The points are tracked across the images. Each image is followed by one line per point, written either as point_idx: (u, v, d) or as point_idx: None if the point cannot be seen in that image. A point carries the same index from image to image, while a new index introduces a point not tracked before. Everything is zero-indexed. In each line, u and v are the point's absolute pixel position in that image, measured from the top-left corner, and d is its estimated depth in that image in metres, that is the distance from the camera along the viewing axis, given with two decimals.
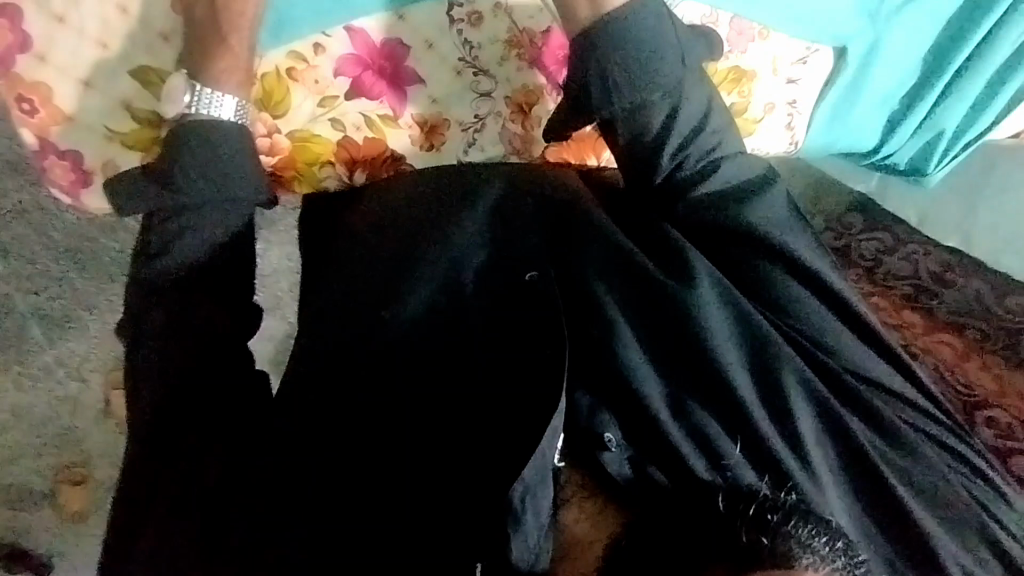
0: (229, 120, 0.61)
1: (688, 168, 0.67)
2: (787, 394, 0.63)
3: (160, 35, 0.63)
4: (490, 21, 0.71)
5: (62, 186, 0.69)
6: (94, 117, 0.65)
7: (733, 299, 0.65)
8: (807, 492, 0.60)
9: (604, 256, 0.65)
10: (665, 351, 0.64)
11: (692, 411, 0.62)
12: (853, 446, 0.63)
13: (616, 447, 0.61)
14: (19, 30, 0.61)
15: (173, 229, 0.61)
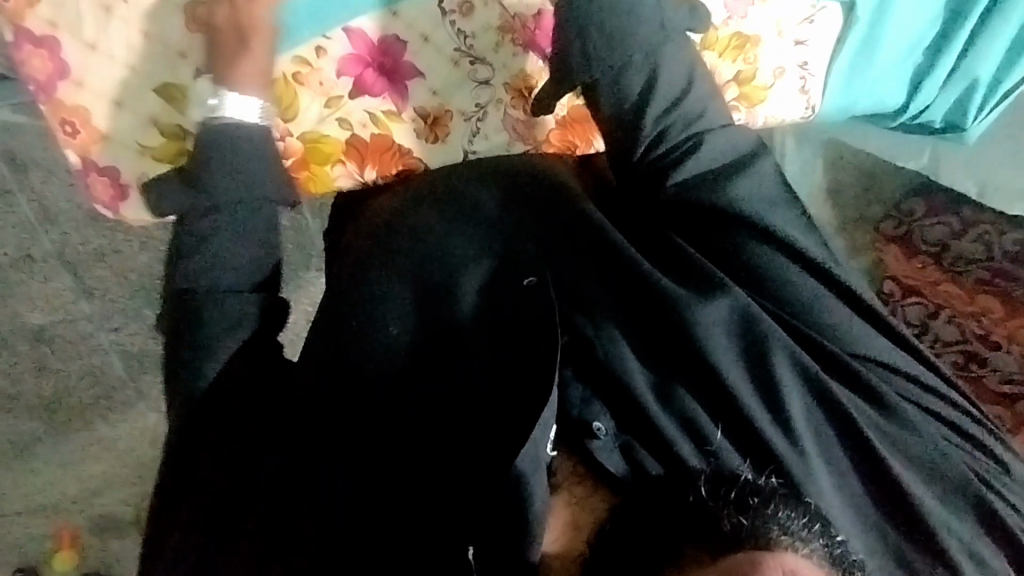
0: (254, 121, 0.65)
1: (670, 146, 0.68)
2: (776, 375, 0.61)
3: (177, 53, 0.68)
4: (481, 10, 0.73)
5: (103, 202, 0.74)
6: (128, 134, 0.70)
7: (721, 285, 0.64)
8: (792, 470, 0.58)
9: (589, 248, 0.67)
10: (649, 335, 0.64)
11: (678, 394, 0.61)
12: (845, 423, 0.61)
13: (606, 436, 0.60)
14: (58, 59, 0.67)
15: (204, 228, 0.63)
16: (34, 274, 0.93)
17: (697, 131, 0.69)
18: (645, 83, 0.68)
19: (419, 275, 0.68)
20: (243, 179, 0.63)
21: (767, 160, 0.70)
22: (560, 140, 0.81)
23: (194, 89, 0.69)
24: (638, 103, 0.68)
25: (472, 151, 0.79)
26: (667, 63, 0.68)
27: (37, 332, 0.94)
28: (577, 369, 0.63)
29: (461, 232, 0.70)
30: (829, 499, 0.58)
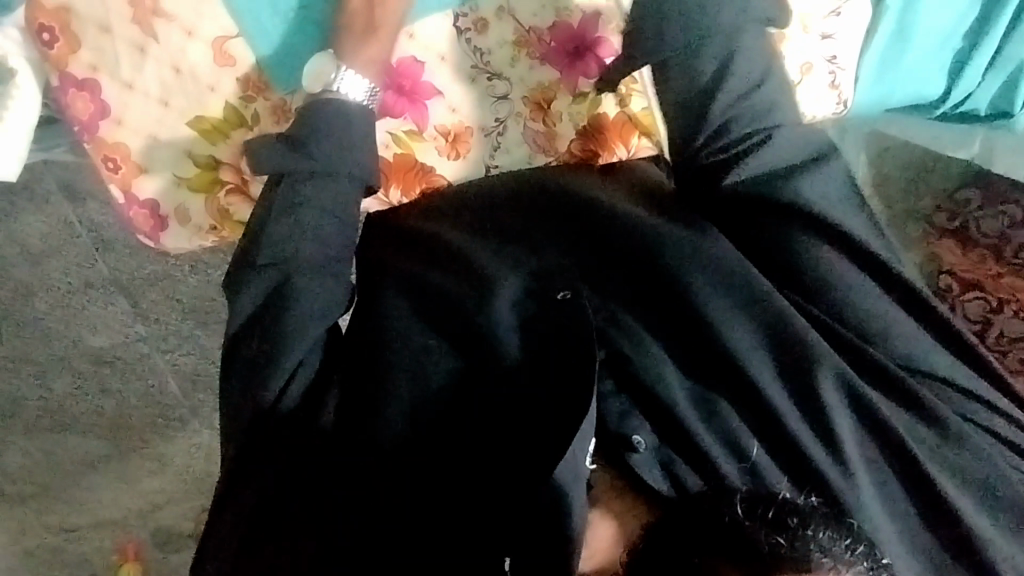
0: (360, 101, 0.64)
1: (733, 142, 0.65)
2: (821, 392, 0.60)
3: (207, 87, 0.71)
4: (496, 26, 0.74)
5: (144, 232, 0.77)
6: (165, 167, 0.74)
7: (764, 299, 0.62)
8: (837, 491, 0.57)
9: (625, 261, 0.65)
10: (693, 346, 0.62)
11: (720, 408, 0.61)
12: (889, 439, 0.60)
13: (645, 450, 0.58)
14: (99, 100, 0.71)
15: (296, 195, 0.62)
16: (96, 300, 0.99)
17: (764, 129, 0.65)
18: (722, 62, 0.64)
19: (450, 285, 0.66)
20: (342, 155, 0.63)
21: (835, 160, 0.66)
22: (581, 151, 0.79)
23: (222, 120, 0.72)
24: (706, 90, 0.64)
25: (494, 165, 0.79)
26: (744, 52, 0.64)
27: (98, 353, 1.00)
28: (614, 371, 0.61)
29: (490, 248, 0.68)
30: (874, 512, 0.58)
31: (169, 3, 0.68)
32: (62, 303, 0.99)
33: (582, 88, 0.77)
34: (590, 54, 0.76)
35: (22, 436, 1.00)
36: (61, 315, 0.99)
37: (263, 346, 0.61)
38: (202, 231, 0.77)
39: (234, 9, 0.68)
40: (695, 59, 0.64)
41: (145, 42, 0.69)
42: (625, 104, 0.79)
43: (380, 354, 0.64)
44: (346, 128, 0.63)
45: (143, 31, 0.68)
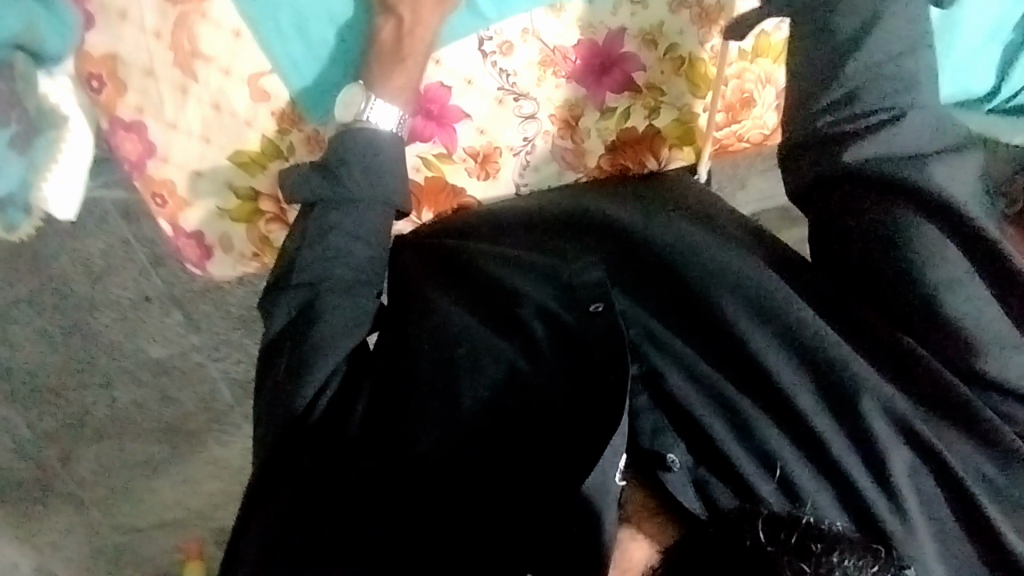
0: (389, 129, 0.66)
1: (865, 117, 0.61)
2: (867, 420, 0.57)
3: (245, 122, 0.73)
4: (521, 47, 0.73)
5: (192, 261, 0.81)
6: (209, 200, 0.77)
7: (807, 325, 0.60)
8: (882, 520, 0.54)
9: (673, 286, 0.64)
10: (744, 364, 0.60)
11: (754, 426, 0.58)
12: (935, 461, 0.57)
13: (678, 469, 0.56)
14: (145, 140, 0.74)
15: (331, 221, 0.64)
16: (153, 313, 1.00)
17: (898, 104, 0.62)
18: (863, 24, 0.61)
19: (478, 303, 0.67)
20: (373, 181, 0.64)
21: (965, 152, 0.63)
22: (611, 165, 0.80)
23: (259, 152, 0.75)
24: (844, 52, 0.61)
25: (523, 184, 0.80)
26: (890, 18, 0.61)
27: (155, 364, 1.02)
28: (653, 391, 0.60)
29: (522, 267, 0.67)
30: (924, 540, 0.54)
31: (205, 45, 0.70)
32: (125, 317, 0.99)
33: (609, 103, 0.77)
34: (616, 70, 0.75)
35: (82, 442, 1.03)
36: (121, 329, 0.99)
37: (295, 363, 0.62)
38: (244, 257, 0.80)
39: (266, 46, 0.70)
40: (836, 17, 0.62)
41: (185, 83, 0.72)
42: (654, 117, 0.78)
43: (404, 373, 0.63)
44: (373, 162, 0.64)
45: (184, 72, 0.71)
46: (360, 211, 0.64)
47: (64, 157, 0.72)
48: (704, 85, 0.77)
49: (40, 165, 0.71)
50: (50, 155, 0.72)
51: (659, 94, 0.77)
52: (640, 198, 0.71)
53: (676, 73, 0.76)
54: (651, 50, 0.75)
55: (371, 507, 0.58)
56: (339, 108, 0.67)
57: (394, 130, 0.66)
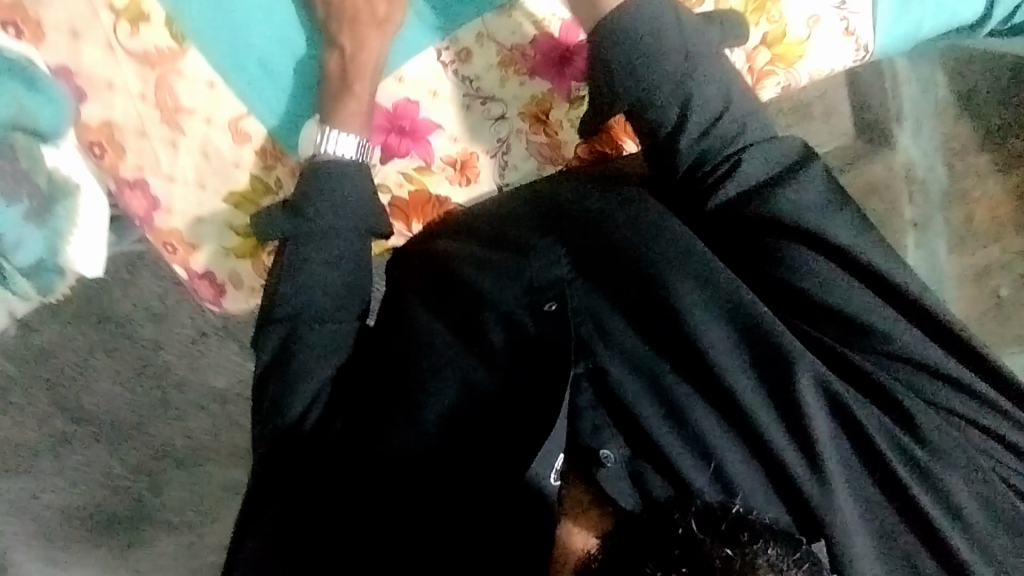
0: (353, 155, 0.70)
1: (710, 165, 0.65)
2: (803, 401, 0.57)
3: (232, 164, 0.77)
4: (478, 52, 0.75)
5: (209, 299, 0.85)
6: (213, 242, 0.82)
7: (743, 306, 0.60)
8: (809, 498, 0.55)
9: (615, 282, 0.64)
10: (679, 358, 0.60)
11: (690, 414, 0.59)
12: (860, 441, 0.57)
13: (613, 463, 0.57)
14: (149, 195, 0.79)
15: (304, 252, 0.67)
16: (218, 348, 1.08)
17: (733, 150, 0.64)
18: (681, 106, 0.65)
19: (455, 311, 0.68)
20: (341, 209, 0.68)
21: (813, 171, 0.63)
22: (588, 153, 0.79)
23: (251, 190, 0.79)
24: (677, 122, 0.65)
25: (504, 183, 0.81)
26: (701, 80, 0.65)
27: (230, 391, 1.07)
28: (598, 387, 0.61)
29: (489, 266, 0.70)
30: (849, 518, 0.55)
31: (186, 99, 0.74)
32: (188, 352, 1.10)
33: (576, 93, 0.77)
34: (577, 58, 0.76)
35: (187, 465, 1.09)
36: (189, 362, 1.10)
37: (283, 381, 0.66)
38: (255, 290, 0.85)
39: (240, 91, 0.74)
40: (655, 107, 0.65)
41: (174, 137, 0.76)
42: None
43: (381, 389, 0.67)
44: (339, 194, 0.68)
45: (172, 127, 0.76)
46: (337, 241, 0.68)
47: (82, 221, 0.78)
48: None
49: (62, 232, 0.76)
50: (70, 221, 0.77)
51: None
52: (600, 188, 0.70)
53: None
54: None
55: (370, 509, 0.61)
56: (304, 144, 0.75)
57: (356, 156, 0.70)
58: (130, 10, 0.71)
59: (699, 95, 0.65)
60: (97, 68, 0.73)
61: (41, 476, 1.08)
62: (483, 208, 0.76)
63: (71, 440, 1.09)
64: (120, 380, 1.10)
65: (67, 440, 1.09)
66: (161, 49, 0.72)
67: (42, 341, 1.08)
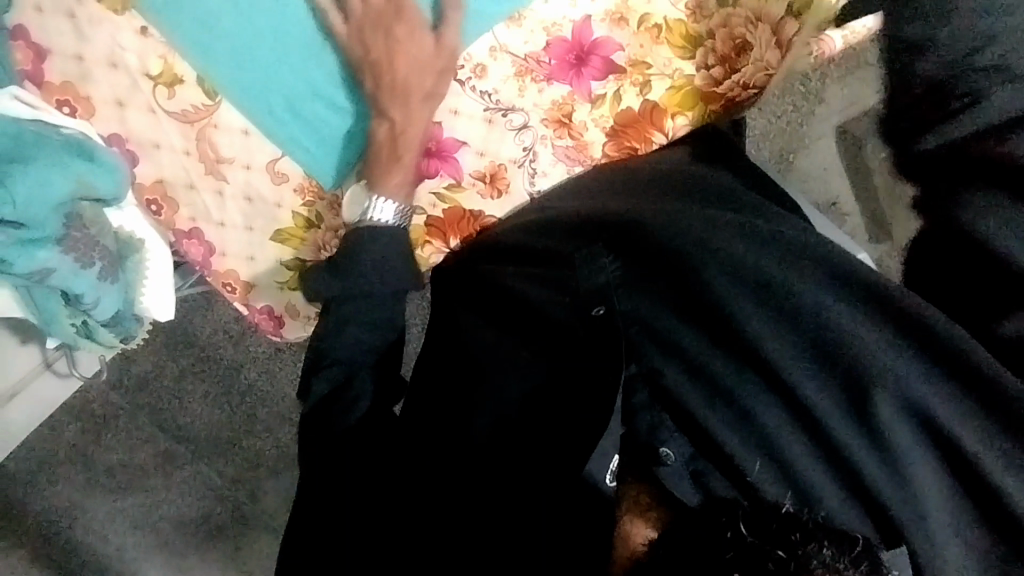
0: (391, 221, 0.73)
1: (959, 89, 0.51)
2: (875, 402, 0.51)
3: (275, 203, 0.81)
4: (493, 65, 0.75)
5: (269, 331, 0.90)
6: (267, 278, 0.85)
7: (801, 297, 0.55)
8: (885, 503, 0.50)
9: (657, 282, 0.62)
10: (748, 356, 0.55)
11: (753, 413, 0.54)
12: (954, 455, 0.49)
13: (675, 461, 0.55)
14: (204, 241, 0.84)
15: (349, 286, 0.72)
16: (288, 362, 1.18)
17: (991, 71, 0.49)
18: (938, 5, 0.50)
19: (498, 319, 0.72)
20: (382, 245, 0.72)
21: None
22: (618, 150, 0.78)
23: (297, 226, 0.83)
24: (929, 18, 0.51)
25: (536, 191, 0.80)
26: None
27: None
28: (654, 389, 0.58)
29: (531, 278, 0.70)
30: (934, 525, 0.49)
31: (225, 149, 0.78)
32: (266, 368, 1.18)
33: (597, 92, 0.76)
34: (594, 57, 0.74)
35: (282, 473, 1.18)
36: (267, 378, 1.18)
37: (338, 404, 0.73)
38: (311, 319, 0.88)
39: (272, 135, 0.77)
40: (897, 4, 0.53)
41: (219, 185, 0.80)
42: (648, 92, 0.76)
43: (448, 411, 0.71)
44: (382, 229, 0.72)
45: (216, 177, 0.80)
46: (384, 265, 0.72)
47: (150, 271, 0.85)
48: (691, 45, 0.74)
49: (134, 283, 0.84)
50: (139, 273, 0.84)
51: (645, 67, 0.75)
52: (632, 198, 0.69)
53: (657, 41, 0.74)
54: (623, 27, 0.74)
55: (422, 521, 0.68)
56: (354, 209, 0.76)
57: (397, 222, 0.74)
58: (164, 74, 0.75)
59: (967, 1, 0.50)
60: (143, 130, 0.78)
61: (154, 491, 1.18)
62: (524, 223, 0.76)
63: (174, 459, 1.18)
64: (211, 401, 1.19)
65: (171, 458, 1.18)
66: (197, 106, 0.76)
67: (139, 370, 1.19)
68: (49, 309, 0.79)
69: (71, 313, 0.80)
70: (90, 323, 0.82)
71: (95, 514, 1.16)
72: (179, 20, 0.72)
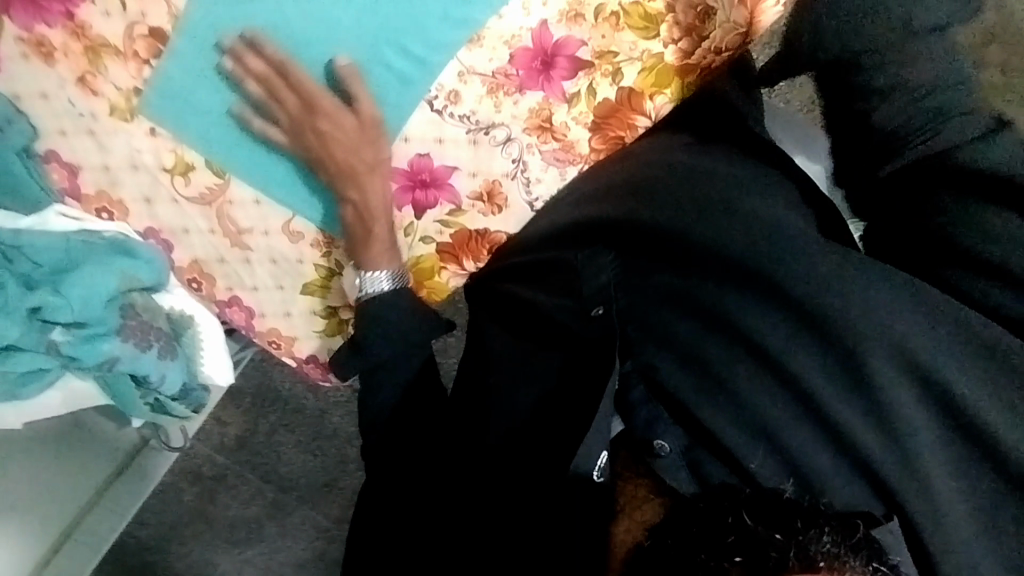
0: (389, 285, 0.77)
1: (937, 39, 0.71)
2: (870, 366, 0.59)
3: (297, 259, 0.86)
4: (465, 89, 0.76)
5: (317, 377, 0.95)
6: (305, 329, 0.91)
7: (784, 290, 0.62)
8: (879, 466, 0.58)
9: (652, 285, 0.69)
10: (740, 343, 0.64)
11: (745, 397, 0.62)
12: (938, 395, 0.59)
13: (669, 453, 0.60)
14: (245, 307, 0.90)
15: (369, 335, 0.76)
16: None
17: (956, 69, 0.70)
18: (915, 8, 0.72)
19: (518, 328, 0.78)
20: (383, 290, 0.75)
21: (1007, 134, 0.66)
22: (603, 142, 0.79)
23: (320, 277, 0.88)
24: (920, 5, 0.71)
25: (534, 199, 0.82)
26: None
27: None
28: (647, 381, 0.66)
29: (540, 285, 0.75)
30: (935, 489, 0.57)
31: (244, 220, 0.84)
32: (349, 409, 1.26)
33: (570, 90, 0.77)
34: (560, 59, 0.75)
35: None
36: (351, 418, 1.26)
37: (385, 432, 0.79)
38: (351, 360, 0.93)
39: (282, 199, 0.83)
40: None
41: (245, 254, 0.86)
42: (620, 79, 0.76)
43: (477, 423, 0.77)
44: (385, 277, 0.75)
45: (241, 247, 0.86)
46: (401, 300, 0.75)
47: (206, 341, 0.92)
48: (652, 24, 0.75)
49: (193, 356, 0.91)
50: (195, 346, 0.91)
51: (612, 55, 0.75)
52: (625, 189, 0.72)
53: (618, 28, 0.75)
54: (581, 23, 0.74)
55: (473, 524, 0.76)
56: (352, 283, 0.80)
57: (393, 287, 0.77)
58: (177, 165, 0.81)
59: (906, 47, 0.70)
60: (171, 219, 0.85)
61: (271, 540, 1.26)
62: (532, 234, 0.78)
63: (284, 507, 1.27)
64: (305, 447, 1.26)
65: (280, 506, 1.27)
66: (211, 187, 0.82)
67: (236, 430, 1.27)
68: (124, 392, 0.87)
69: (143, 393, 0.89)
70: (161, 400, 0.91)
71: (226, 569, 1.26)
72: (177, 114, 0.78)
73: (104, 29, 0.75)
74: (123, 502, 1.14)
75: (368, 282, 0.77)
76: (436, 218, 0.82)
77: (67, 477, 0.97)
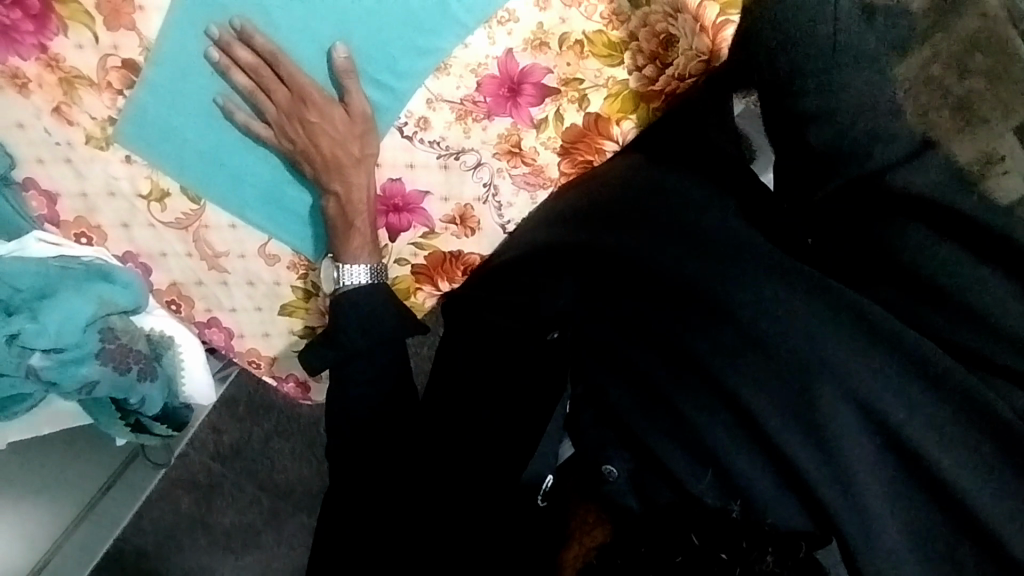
0: (367, 279, 0.78)
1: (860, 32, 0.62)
2: (820, 405, 0.59)
3: (273, 281, 0.88)
4: (434, 116, 0.78)
5: (296, 395, 0.97)
6: (284, 349, 0.92)
7: (735, 319, 0.62)
8: (824, 497, 0.58)
9: (616, 311, 0.69)
10: (691, 372, 0.64)
11: (694, 421, 0.63)
12: (886, 430, 0.58)
13: (617, 478, 0.66)
14: (225, 328, 0.92)
15: (342, 358, 0.77)
16: None
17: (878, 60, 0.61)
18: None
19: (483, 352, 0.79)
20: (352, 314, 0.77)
21: (936, 155, 0.59)
22: (572, 166, 0.81)
23: (298, 298, 0.89)
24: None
25: (506, 222, 0.84)
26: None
27: None
28: (594, 402, 0.69)
29: (502, 307, 0.76)
30: (871, 518, 0.58)
31: (219, 244, 0.85)
32: None
33: (538, 117, 0.79)
34: (526, 86, 0.77)
35: None
36: None
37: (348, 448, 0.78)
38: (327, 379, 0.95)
39: (259, 223, 0.84)
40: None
41: (223, 277, 0.88)
42: (586, 105, 0.79)
43: (443, 444, 0.77)
44: (354, 302, 0.76)
45: (218, 270, 0.87)
46: (371, 323, 0.77)
47: (186, 361, 0.93)
48: (615, 51, 0.77)
49: (174, 374, 0.92)
50: (176, 364, 0.92)
51: (578, 82, 0.78)
52: (585, 216, 0.74)
53: (582, 56, 0.77)
54: (545, 52, 0.76)
55: None
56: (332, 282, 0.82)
57: (371, 280, 0.78)
58: (153, 191, 0.83)
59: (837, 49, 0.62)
60: (149, 244, 0.86)
61: (266, 547, 1.28)
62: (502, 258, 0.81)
63: (279, 515, 1.28)
64: (301, 456, 1.27)
65: (276, 514, 1.28)
66: (186, 213, 0.84)
67: (230, 440, 1.28)
68: (105, 413, 0.89)
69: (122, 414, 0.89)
70: (141, 421, 0.91)
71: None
72: (152, 142, 0.79)
73: (76, 62, 0.76)
74: (111, 518, 1.15)
75: (346, 274, 0.78)
76: (410, 241, 0.84)
77: (56, 495, 0.96)
